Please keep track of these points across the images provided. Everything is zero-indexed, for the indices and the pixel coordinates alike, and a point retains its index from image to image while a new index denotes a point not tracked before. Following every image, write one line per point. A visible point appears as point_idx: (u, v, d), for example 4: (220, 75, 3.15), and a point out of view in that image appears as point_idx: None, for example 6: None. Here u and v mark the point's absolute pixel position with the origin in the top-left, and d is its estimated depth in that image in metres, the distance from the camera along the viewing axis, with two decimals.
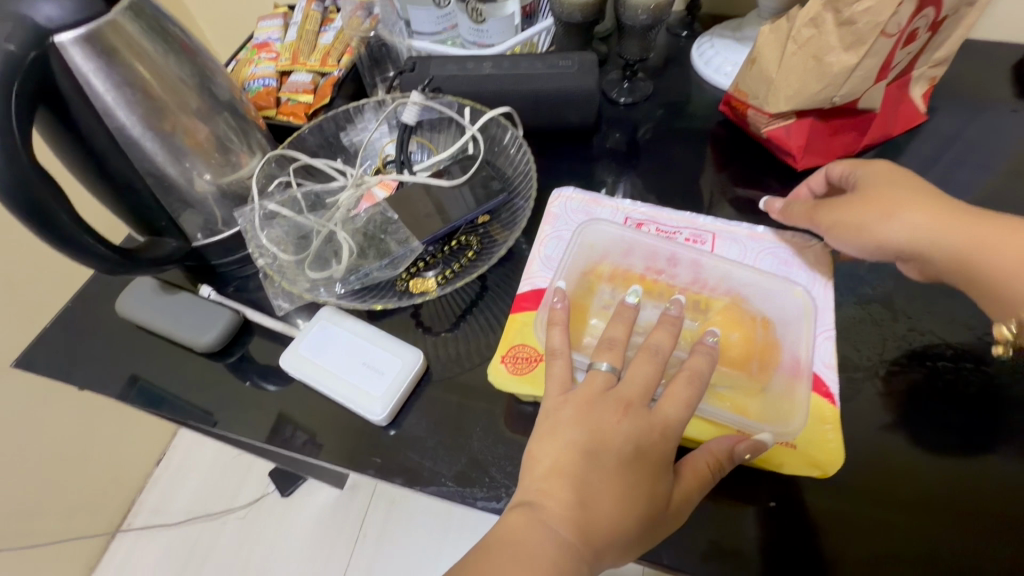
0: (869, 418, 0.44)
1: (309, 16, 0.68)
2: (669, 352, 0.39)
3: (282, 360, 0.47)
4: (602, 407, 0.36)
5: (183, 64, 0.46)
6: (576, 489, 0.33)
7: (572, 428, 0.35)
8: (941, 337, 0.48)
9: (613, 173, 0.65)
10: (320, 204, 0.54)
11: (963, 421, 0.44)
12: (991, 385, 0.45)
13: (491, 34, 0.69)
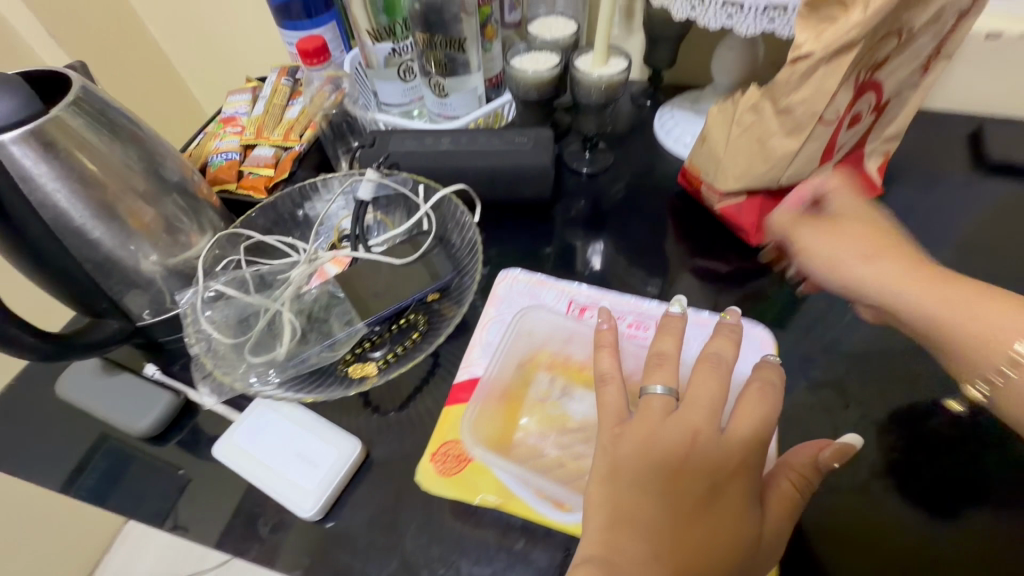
0: (845, 506, 0.43)
1: (277, 89, 0.70)
2: (728, 360, 0.39)
3: (215, 449, 0.46)
4: (666, 435, 0.35)
5: (130, 150, 0.47)
6: (648, 535, 0.32)
7: (633, 462, 0.34)
8: (898, 407, 0.47)
9: (580, 239, 0.66)
10: (269, 282, 0.53)
11: (919, 519, 0.42)
12: (955, 445, 0.45)
13: (454, 107, 0.71)
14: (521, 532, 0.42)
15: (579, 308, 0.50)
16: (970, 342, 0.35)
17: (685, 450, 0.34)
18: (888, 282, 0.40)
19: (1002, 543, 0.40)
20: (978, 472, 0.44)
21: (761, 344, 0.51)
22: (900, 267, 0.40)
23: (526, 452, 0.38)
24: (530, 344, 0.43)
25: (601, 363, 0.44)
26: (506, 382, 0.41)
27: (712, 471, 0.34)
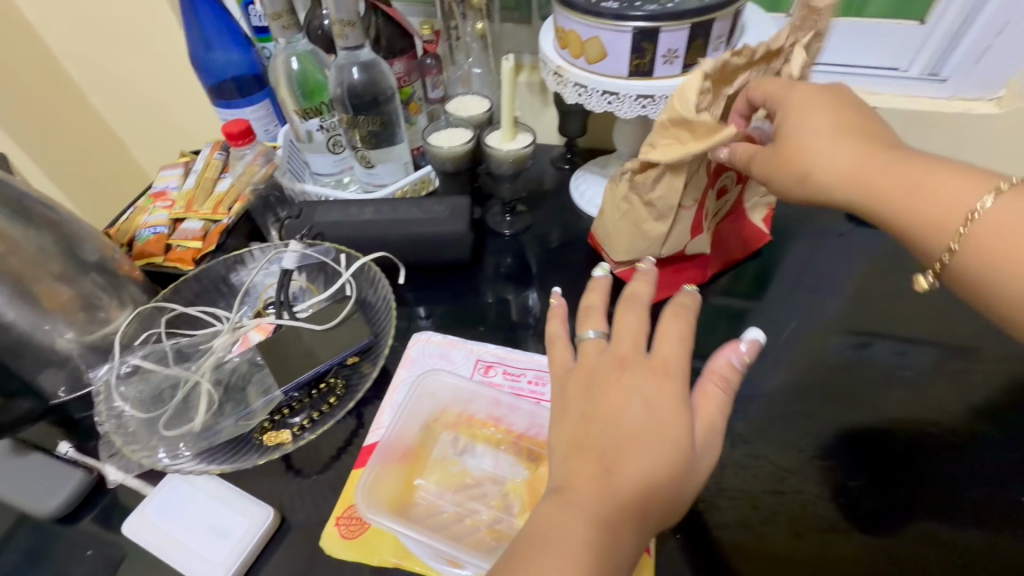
0: (793, 535, 0.46)
1: (210, 164, 0.74)
2: (647, 298, 0.44)
3: (125, 525, 0.46)
4: (599, 368, 0.40)
5: (47, 236, 0.52)
6: (598, 454, 0.35)
7: (574, 399, 0.39)
8: (835, 433, 0.52)
9: (511, 292, 0.70)
10: (189, 353, 0.55)
11: (786, 539, 0.46)
12: (890, 466, 0.50)
13: (382, 176, 0.75)
14: None
15: (484, 365, 0.54)
16: (931, 221, 0.39)
17: (629, 386, 0.38)
18: (893, 187, 0.41)
19: (935, 556, 0.45)
20: (837, 490, 0.49)
21: None
22: (874, 170, 0.41)
23: (427, 511, 0.40)
24: (432, 406, 0.46)
25: (504, 421, 0.46)
26: (409, 443, 0.44)
27: (659, 396, 0.37)
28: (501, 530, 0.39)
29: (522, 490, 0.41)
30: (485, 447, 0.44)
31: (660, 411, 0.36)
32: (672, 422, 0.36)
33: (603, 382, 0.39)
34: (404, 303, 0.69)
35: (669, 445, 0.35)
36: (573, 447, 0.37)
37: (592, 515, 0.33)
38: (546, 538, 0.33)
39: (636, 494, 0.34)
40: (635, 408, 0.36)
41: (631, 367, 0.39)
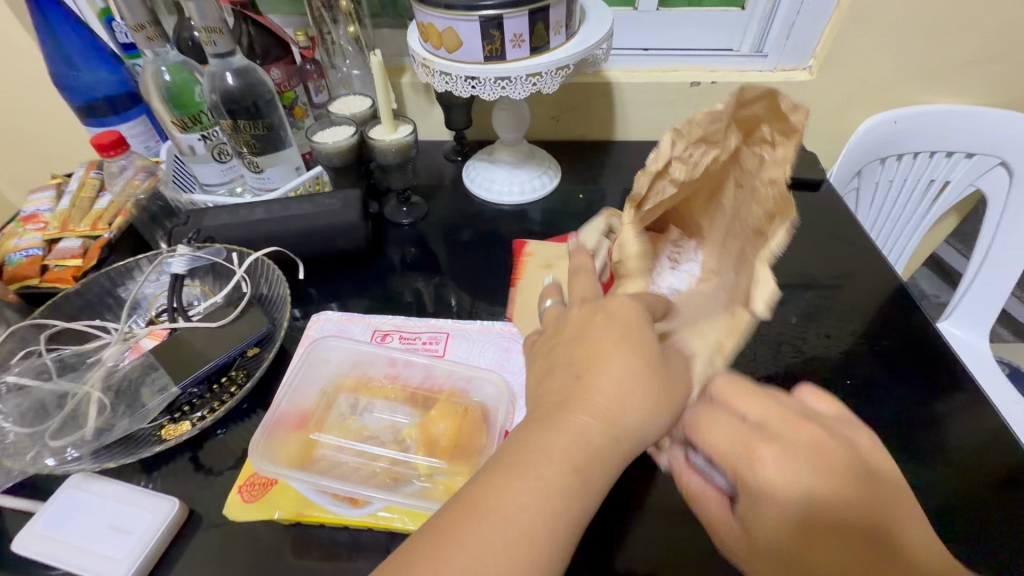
0: None
1: (85, 183, 0.72)
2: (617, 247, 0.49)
3: (15, 543, 0.45)
4: (575, 316, 0.43)
5: None
6: (581, 383, 0.37)
7: (553, 340, 0.42)
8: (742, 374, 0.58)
9: (408, 279, 0.74)
10: (74, 364, 0.54)
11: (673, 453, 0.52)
12: None
13: (273, 179, 0.77)
14: (345, 546, 0.46)
15: (381, 334, 0.57)
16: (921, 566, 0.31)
17: (599, 304, 0.42)
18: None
19: None
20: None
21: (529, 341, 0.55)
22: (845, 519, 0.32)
23: (327, 463, 0.43)
24: (332, 375, 0.49)
25: (399, 375, 0.49)
26: (312, 411, 0.46)
27: (632, 308, 0.41)
28: (398, 470, 0.43)
29: (414, 432, 0.45)
30: (380, 401, 0.47)
31: (631, 322, 0.40)
32: (646, 330, 0.40)
33: (568, 317, 0.43)
34: (308, 298, 0.70)
35: (643, 346, 0.39)
36: (550, 364, 0.41)
37: (578, 418, 0.36)
38: (538, 443, 0.35)
39: (621, 393, 0.37)
40: (611, 319, 0.40)
41: (599, 297, 0.43)
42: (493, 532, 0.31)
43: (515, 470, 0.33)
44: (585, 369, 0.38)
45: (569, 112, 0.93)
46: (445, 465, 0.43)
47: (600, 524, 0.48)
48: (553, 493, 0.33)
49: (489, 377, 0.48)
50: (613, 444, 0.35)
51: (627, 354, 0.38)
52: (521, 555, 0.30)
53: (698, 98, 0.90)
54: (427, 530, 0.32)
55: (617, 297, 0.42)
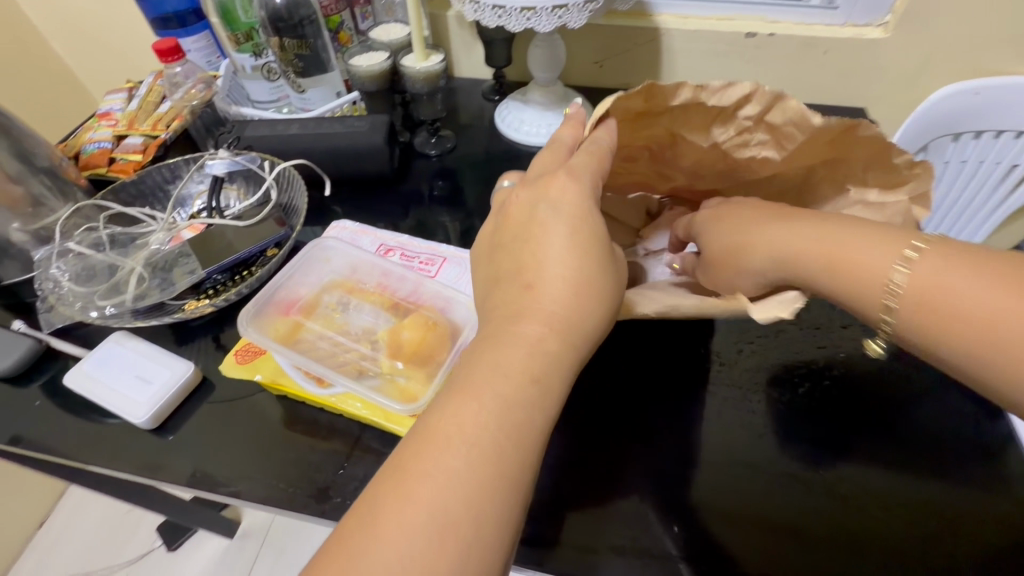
0: (721, 448, 0.50)
1: (152, 89, 0.79)
2: (570, 141, 0.49)
3: (67, 378, 0.54)
4: (518, 207, 0.46)
5: None
6: (528, 278, 0.42)
7: (504, 233, 0.46)
8: (781, 363, 0.56)
9: (428, 209, 0.77)
10: (123, 242, 0.62)
11: (659, 421, 0.52)
12: (826, 399, 0.53)
13: (313, 100, 0.81)
14: (325, 426, 0.52)
15: (387, 249, 0.59)
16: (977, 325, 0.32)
17: (544, 195, 0.45)
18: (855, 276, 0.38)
19: (855, 487, 0.47)
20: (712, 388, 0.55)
21: None
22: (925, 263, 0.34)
23: (309, 349, 0.47)
24: (328, 275, 0.53)
25: (389, 286, 0.53)
26: (305, 301, 0.51)
27: (574, 200, 0.44)
28: (363, 365, 0.47)
29: (386, 335, 0.48)
30: (364, 304, 0.51)
31: (576, 219, 0.43)
32: (590, 222, 0.43)
33: (516, 205, 0.46)
34: (333, 214, 0.75)
35: (588, 244, 0.42)
36: (499, 276, 0.45)
37: (526, 327, 0.40)
38: (491, 358, 0.38)
39: (567, 296, 0.41)
40: (555, 219, 0.43)
41: (540, 183, 0.46)
42: (455, 458, 0.34)
43: (468, 396, 0.37)
44: (523, 270, 0.43)
45: (614, 57, 0.90)
46: (404, 368, 0.46)
47: (558, 448, 0.50)
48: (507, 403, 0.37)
49: (463, 300, 0.50)
50: (561, 344, 0.39)
51: (568, 252, 0.42)
52: (482, 468, 0.34)
53: (753, 51, 0.84)
54: (398, 459, 0.35)
55: (559, 180, 0.45)
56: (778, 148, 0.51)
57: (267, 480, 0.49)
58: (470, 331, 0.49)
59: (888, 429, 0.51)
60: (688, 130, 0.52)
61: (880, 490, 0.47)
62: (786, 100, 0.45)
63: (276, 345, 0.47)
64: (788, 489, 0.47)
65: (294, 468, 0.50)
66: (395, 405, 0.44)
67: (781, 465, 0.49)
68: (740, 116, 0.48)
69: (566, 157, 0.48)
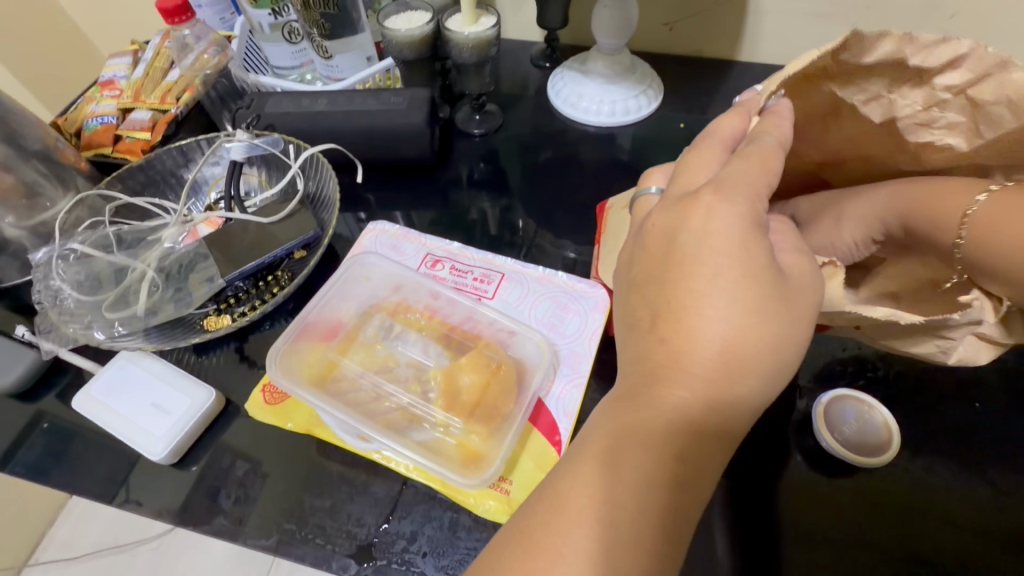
0: (814, 491, 0.43)
1: (160, 53, 0.69)
2: (741, 133, 0.38)
3: (74, 400, 0.48)
4: (665, 224, 0.34)
5: None
6: (679, 330, 0.31)
7: (639, 259, 0.35)
8: (865, 366, 0.48)
9: (474, 199, 0.67)
10: (132, 241, 0.55)
11: (750, 449, 0.45)
12: (918, 421, 0.45)
13: (342, 69, 0.70)
14: (363, 467, 0.45)
15: (433, 260, 0.51)
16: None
17: (683, 221, 0.33)
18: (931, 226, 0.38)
19: (947, 516, 0.41)
20: (839, 437, 0.44)
21: (594, 303, 0.46)
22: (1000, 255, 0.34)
23: (355, 397, 0.41)
24: (373, 295, 0.46)
25: (442, 309, 0.45)
26: (347, 327, 0.44)
27: (732, 225, 0.32)
28: (416, 412, 0.40)
29: (439, 377, 0.41)
30: (414, 337, 0.44)
31: (741, 244, 0.31)
32: (755, 252, 0.31)
33: (652, 224, 0.35)
34: (364, 204, 0.66)
35: (755, 281, 0.31)
36: (631, 318, 0.34)
37: (673, 390, 0.30)
38: (624, 427, 0.30)
39: (721, 356, 0.30)
40: (708, 251, 0.31)
41: (687, 198, 0.34)
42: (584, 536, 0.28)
43: (602, 475, 0.29)
44: (670, 313, 0.31)
45: (690, 18, 0.74)
46: (462, 422, 0.39)
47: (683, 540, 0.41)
48: (645, 481, 0.29)
49: (532, 336, 0.43)
50: (715, 417, 0.30)
51: (733, 298, 0.30)
52: (614, 558, 0.27)
53: (863, 14, 0.66)
54: (508, 537, 0.29)
55: (705, 202, 0.33)
56: (971, 136, 0.36)
57: (299, 531, 0.42)
58: (536, 377, 0.41)
59: (1008, 468, 0.43)
60: (856, 92, 0.37)
61: (1005, 548, 0.40)
62: (1013, 69, 0.31)
63: (301, 389, 0.40)
64: (900, 549, 0.40)
65: (330, 519, 0.43)
66: (453, 473, 0.37)
67: (882, 517, 0.41)
68: (936, 85, 0.34)
69: (721, 161, 0.37)
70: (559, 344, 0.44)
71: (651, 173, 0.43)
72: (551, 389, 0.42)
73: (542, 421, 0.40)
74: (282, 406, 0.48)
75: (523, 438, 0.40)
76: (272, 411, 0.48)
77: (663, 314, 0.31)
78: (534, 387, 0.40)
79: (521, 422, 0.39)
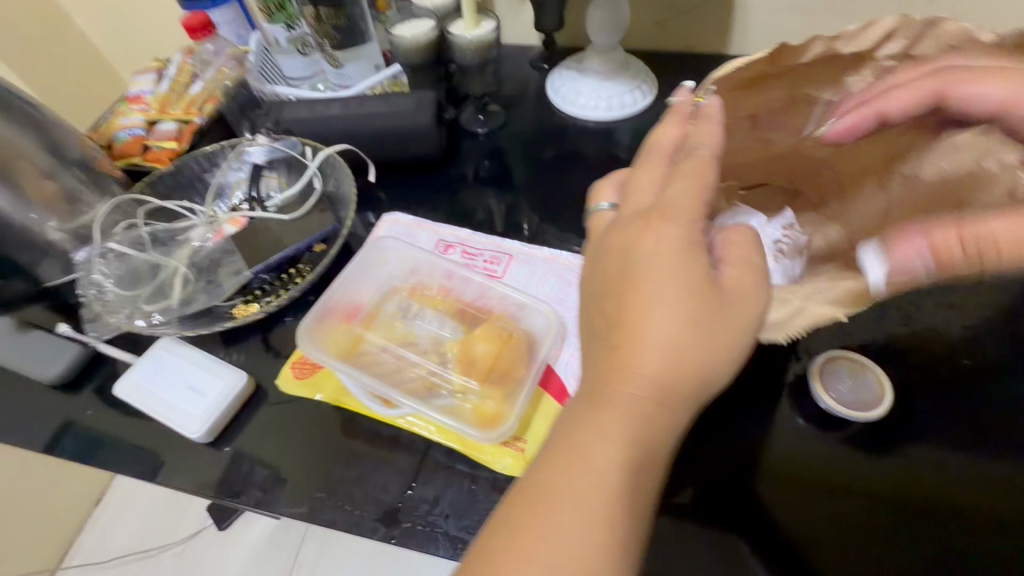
0: (818, 451, 0.45)
1: (183, 69, 0.74)
2: (678, 140, 0.40)
3: (116, 386, 0.51)
4: (619, 240, 0.36)
5: (30, 133, 0.56)
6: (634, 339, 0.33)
7: (597, 276, 0.37)
8: (867, 332, 0.51)
9: (480, 193, 0.71)
10: (165, 240, 0.59)
11: (751, 412, 0.47)
12: (917, 376, 0.48)
13: (352, 77, 0.74)
14: (388, 440, 0.48)
15: (445, 245, 0.54)
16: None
17: (636, 241, 0.36)
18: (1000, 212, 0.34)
19: (947, 467, 0.43)
20: (835, 397, 0.47)
21: None
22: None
23: (370, 360, 0.45)
24: (386, 281, 0.49)
25: (454, 289, 0.48)
26: (369, 307, 0.48)
27: (674, 241, 0.34)
28: (433, 380, 0.43)
29: (456, 347, 0.44)
30: (429, 315, 0.47)
31: (684, 262, 0.34)
32: (695, 265, 0.34)
33: (609, 244, 0.37)
34: (377, 202, 0.70)
35: (695, 294, 0.33)
36: (592, 329, 0.37)
37: (626, 387, 0.32)
38: (588, 423, 0.32)
39: (668, 358, 0.32)
40: (658, 268, 0.34)
41: (641, 215, 0.36)
42: (574, 518, 0.29)
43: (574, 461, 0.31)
44: (623, 325, 0.34)
45: (679, 15, 0.78)
46: (479, 386, 0.42)
47: (693, 502, 0.43)
48: (614, 470, 0.30)
49: (540, 307, 0.45)
50: (666, 408, 0.32)
51: (679, 311, 0.33)
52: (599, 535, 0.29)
53: (844, 3, 0.70)
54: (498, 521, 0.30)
55: (654, 223, 0.35)
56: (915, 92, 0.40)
57: (329, 499, 0.45)
58: (547, 344, 0.44)
59: (997, 418, 0.45)
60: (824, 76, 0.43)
61: (1003, 492, 0.42)
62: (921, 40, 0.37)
63: (328, 358, 0.44)
64: (902, 495, 0.42)
65: (357, 487, 0.46)
66: (473, 431, 0.40)
67: (881, 466, 0.44)
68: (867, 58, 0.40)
69: (663, 173, 0.39)
70: (567, 315, 0.47)
71: (601, 186, 0.45)
72: (559, 356, 0.45)
73: (551, 386, 0.43)
74: (313, 381, 0.51)
75: (535, 401, 0.43)
76: (303, 386, 0.51)
77: (614, 326, 0.34)
78: (543, 353, 0.44)
79: (532, 384, 0.42)
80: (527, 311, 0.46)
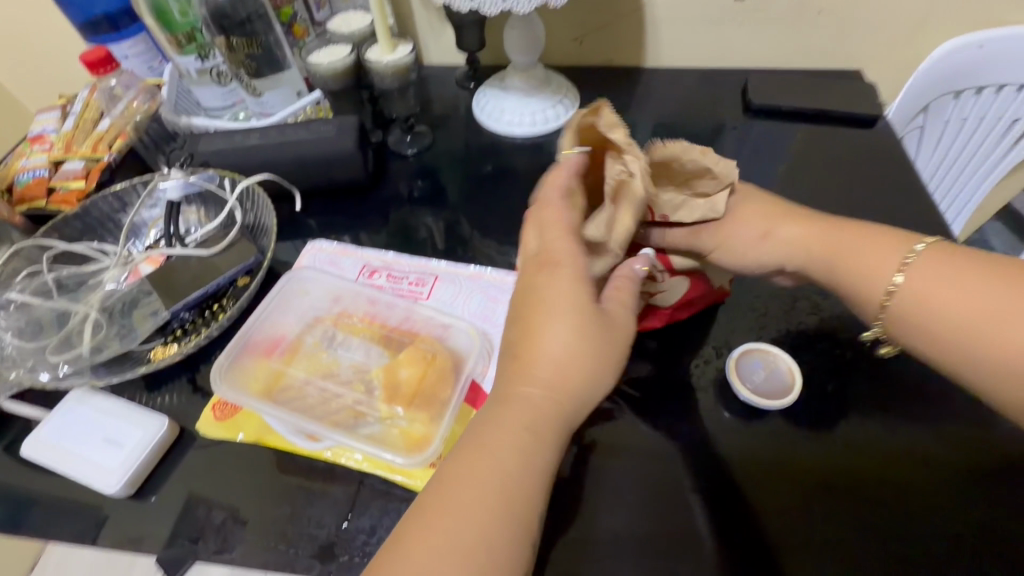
0: (738, 440, 0.47)
1: (89, 104, 0.71)
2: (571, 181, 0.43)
3: (24, 445, 0.48)
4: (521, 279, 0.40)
5: None
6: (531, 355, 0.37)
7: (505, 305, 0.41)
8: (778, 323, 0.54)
9: (412, 214, 0.71)
10: (72, 286, 0.56)
11: (677, 409, 0.49)
12: (825, 361, 0.51)
13: (273, 104, 0.73)
14: (321, 473, 0.47)
15: (371, 270, 0.54)
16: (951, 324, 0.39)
17: (536, 280, 0.40)
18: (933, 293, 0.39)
19: (855, 444, 0.46)
20: (751, 388, 0.49)
21: None
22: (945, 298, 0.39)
23: (294, 394, 0.44)
24: (308, 311, 0.49)
25: (378, 315, 0.48)
26: (291, 339, 0.47)
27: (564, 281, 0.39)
28: (359, 408, 0.43)
29: (381, 374, 0.44)
30: (353, 344, 0.47)
31: (572, 293, 0.38)
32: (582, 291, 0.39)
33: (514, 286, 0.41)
34: (306, 229, 0.68)
35: (585, 319, 0.38)
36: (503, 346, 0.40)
37: (524, 389, 0.37)
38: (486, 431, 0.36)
39: (559, 366, 0.37)
40: (553, 296, 0.38)
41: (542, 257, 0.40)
42: (467, 519, 0.32)
43: (475, 455, 0.35)
44: (521, 346, 0.38)
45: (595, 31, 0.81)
46: (404, 412, 0.42)
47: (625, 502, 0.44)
48: (514, 479, 0.35)
49: (462, 327, 0.46)
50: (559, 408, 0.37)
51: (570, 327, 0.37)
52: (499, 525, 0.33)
53: (743, 16, 0.74)
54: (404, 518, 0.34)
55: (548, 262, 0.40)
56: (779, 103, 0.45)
57: (261, 540, 0.44)
58: (471, 363, 0.45)
59: (899, 394, 0.49)
60: None
61: (905, 463, 0.45)
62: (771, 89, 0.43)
63: (241, 396, 0.43)
64: (817, 477, 0.45)
65: (290, 525, 0.44)
66: (398, 457, 0.40)
67: (796, 450, 0.46)
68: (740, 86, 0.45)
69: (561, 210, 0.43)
70: (492, 332, 0.48)
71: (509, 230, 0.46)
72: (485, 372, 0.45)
73: (477, 401, 0.44)
74: (235, 421, 0.49)
75: (461, 419, 0.43)
76: (226, 428, 0.49)
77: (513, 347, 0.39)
78: (467, 371, 0.44)
79: (457, 404, 0.42)
80: (450, 329, 0.47)
